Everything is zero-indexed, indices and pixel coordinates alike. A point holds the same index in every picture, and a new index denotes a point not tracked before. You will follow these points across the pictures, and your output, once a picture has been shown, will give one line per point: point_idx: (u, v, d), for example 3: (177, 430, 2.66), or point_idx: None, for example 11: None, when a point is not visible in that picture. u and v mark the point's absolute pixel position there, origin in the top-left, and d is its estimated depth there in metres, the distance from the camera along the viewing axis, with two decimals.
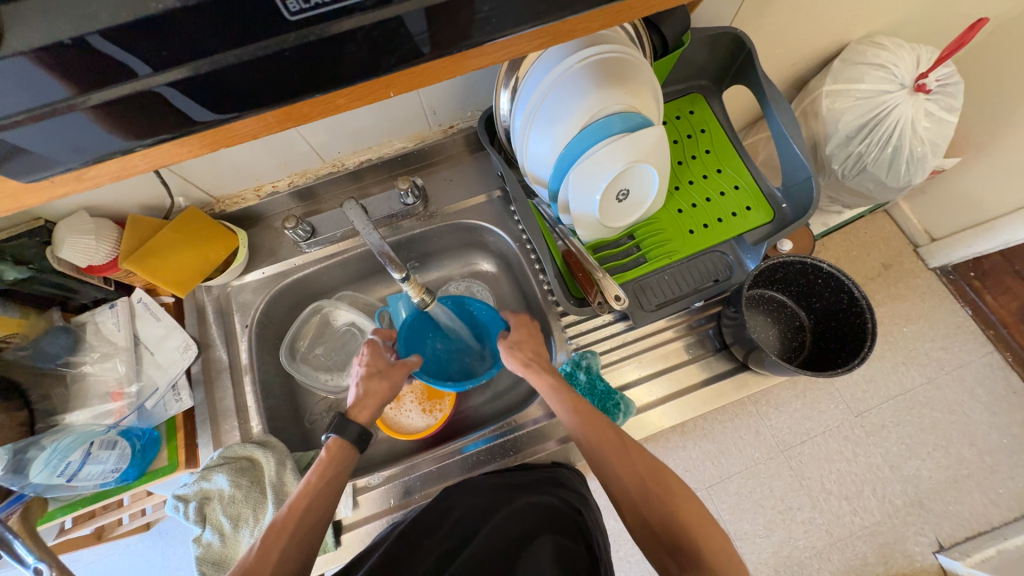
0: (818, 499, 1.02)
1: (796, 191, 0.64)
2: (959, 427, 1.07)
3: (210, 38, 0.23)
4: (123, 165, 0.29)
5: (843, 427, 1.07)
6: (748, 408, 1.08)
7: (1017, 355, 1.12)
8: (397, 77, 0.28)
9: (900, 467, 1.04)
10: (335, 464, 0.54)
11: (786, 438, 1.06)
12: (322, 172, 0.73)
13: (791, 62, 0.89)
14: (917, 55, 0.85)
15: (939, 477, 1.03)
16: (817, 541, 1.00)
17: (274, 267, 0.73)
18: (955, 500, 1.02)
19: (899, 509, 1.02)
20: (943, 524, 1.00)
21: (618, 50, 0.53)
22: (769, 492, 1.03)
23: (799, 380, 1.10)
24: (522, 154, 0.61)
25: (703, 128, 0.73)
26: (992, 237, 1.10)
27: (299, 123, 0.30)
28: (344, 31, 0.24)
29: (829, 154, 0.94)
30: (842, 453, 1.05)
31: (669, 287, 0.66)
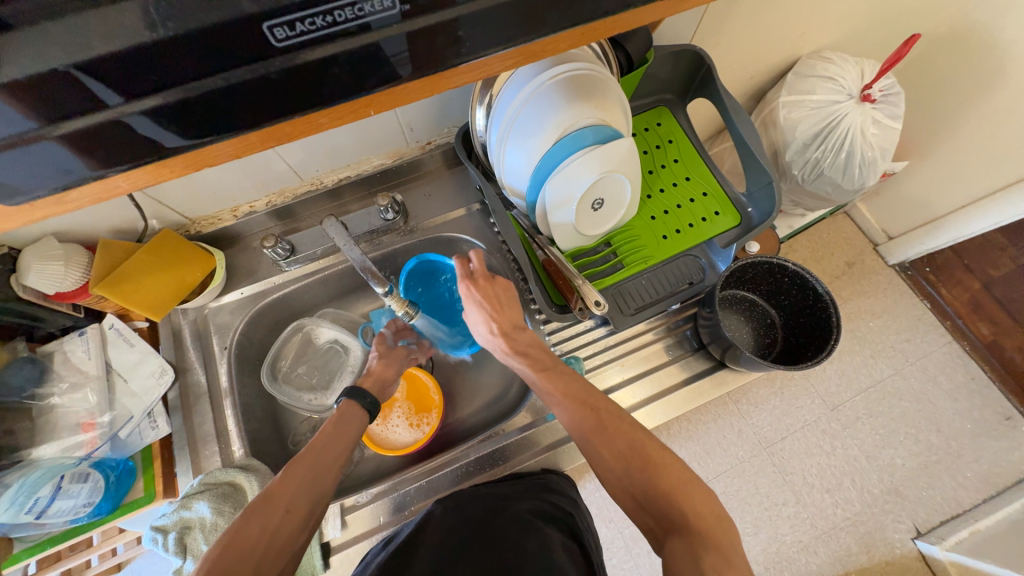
0: (801, 493, 1.05)
1: (759, 195, 0.67)
2: (927, 415, 1.12)
3: (188, 68, 0.24)
4: (104, 187, 0.29)
5: (820, 421, 1.11)
6: (730, 407, 1.11)
7: (973, 343, 1.19)
8: (376, 97, 0.30)
9: (876, 457, 1.08)
10: (348, 418, 0.58)
11: (767, 435, 1.09)
12: (301, 190, 0.73)
13: (749, 76, 0.95)
14: (861, 68, 0.92)
15: (911, 464, 1.08)
16: (803, 535, 1.03)
17: (254, 287, 0.72)
18: (928, 485, 1.07)
19: (877, 498, 1.06)
20: (919, 510, 1.05)
21: (584, 67, 0.55)
22: (754, 489, 1.06)
23: (776, 377, 1.14)
24: (499, 168, 0.63)
25: (671, 139, 0.76)
26: (941, 233, 1.17)
27: (279, 144, 0.31)
28: (321, 57, 0.25)
29: (789, 160, 1.00)
30: (821, 447, 1.09)
31: (646, 291, 0.69)
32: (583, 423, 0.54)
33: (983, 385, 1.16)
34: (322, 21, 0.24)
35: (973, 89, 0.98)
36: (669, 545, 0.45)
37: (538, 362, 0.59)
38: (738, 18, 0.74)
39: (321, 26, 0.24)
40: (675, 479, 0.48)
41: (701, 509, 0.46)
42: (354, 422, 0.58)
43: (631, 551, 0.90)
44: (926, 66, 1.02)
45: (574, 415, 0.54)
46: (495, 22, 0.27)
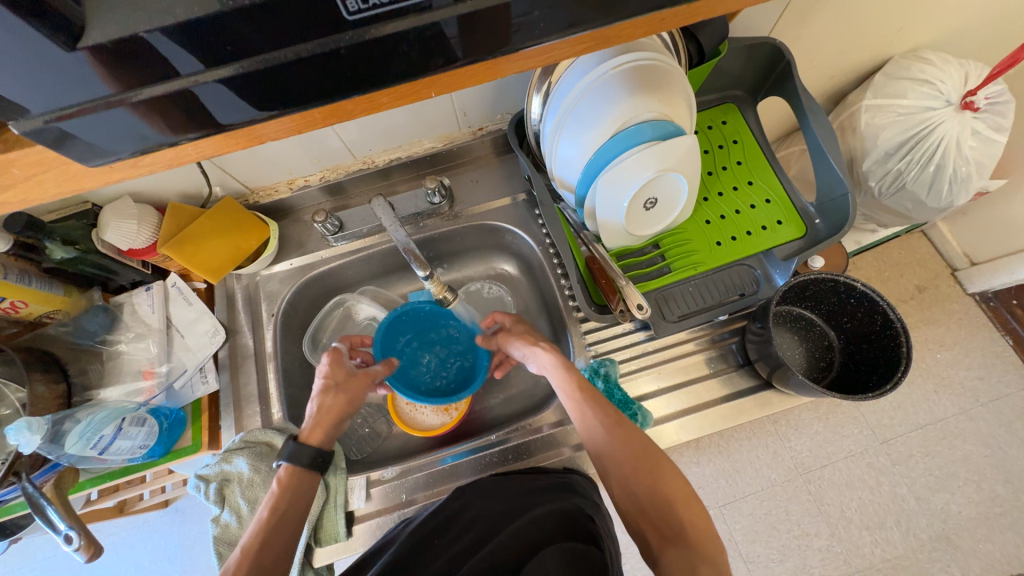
0: (837, 527, 0.99)
1: (830, 207, 0.62)
2: (994, 461, 1.02)
3: (260, 40, 0.24)
4: (177, 154, 0.30)
5: (867, 454, 1.03)
6: (767, 427, 1.05)
7: None
8: (439, 79, 0.29)
9: (928, 500, 1.00)
10: (294, 492, 0.52)
11: (806, 461, 1.03)
12: (353, 169, 0.74)
13: (830, 74, 0.87)
14: (965, 72, 0.82)
15: (969, 513, 0.99)
16: (834, 571, 0.97)
17: (303, 258, 0.74)
18: (985, 538, 0.97)
19: (924, 544, 0.97)
20: (971, 563, 0.96)
21: (650, 57, 0.53)
22: (785, 516, 1.00)
23: (823, 402, 1.06)
24: (550, 159, 0.61)
25: (735, 139, 0.71)
26: None
27: (341, 120, 0.31)
28: (389, 35, 0.25)
29: (867, 170, 0.91)
30: (864, 481, 1.01)
31: (692, 299, 0.65)
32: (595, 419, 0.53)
33: None
34: None
35: None
36: (665, 555, 0.44)
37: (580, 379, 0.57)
38: (829, 9, 0.67)
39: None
40: (677, 489, 0.48)
41: (700, 523, 0.46)
42: (302, 492, 0.52)
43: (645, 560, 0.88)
44: None
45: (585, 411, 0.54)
46: (570, 3, 0.26)
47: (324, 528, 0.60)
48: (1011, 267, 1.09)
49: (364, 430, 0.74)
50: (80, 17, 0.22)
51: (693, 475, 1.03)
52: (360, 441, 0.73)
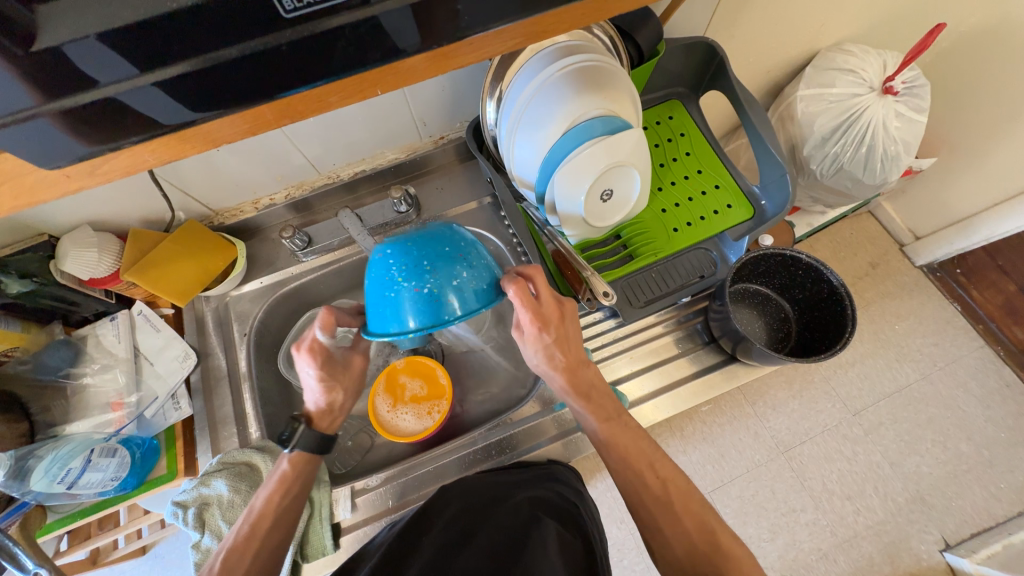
0: (821, 500, 1.07)
1: (773, 188, 0.67)
2: (956, 422, 1.13)
3: (197, 39, 0.26)
4: (131, 161, 0.31)
5: (841, 426, 1.13)
6: (746, 409, 1.15)
7: (1008, 349, 1.19)
8: (382, 75, 0.31)
9: (901, 464, 1.10)
10: (297, 480, 0.56)
11: (786, 439, 1.12)
12: (317, 184, 0.76)
13: (766, 69, 0.93)
14: (883, 61, 0.90)
15: (938, 473, 1.09)
16: (822, 543, 1.05)
17: (275, 276, 0.74)
18: (957, 495, 1.07)
19: (902, 506, 1.07)
20: (947, 521, 1.05)
21: (592, 60, 0.57)
22: (771, 494, 1.08)
23: (796, 380, 1.17)
24: (509, 160, 0.64)
25: (683, 133, 0.76)
26: (972, 234, 1.16)
27: (290, 119, 0.32)
28: (323, 30, 0.27)
29: (807, 155, 0.98)
30: (842, 452, 1.11)
31: (656, 284, 0.68)
32: (641, 487, 0.54)
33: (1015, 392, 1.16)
34: None
35: (1002, 79, 0.94)
36: None
37: (601, 409, 0.58)
38: (754, 9, 0.74)
39: None
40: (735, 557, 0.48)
41: None
42: (302, 479, 0.56)
43: (641, 553, 0.89)
44: (948, 65, 0.99)
45: (622, 469, 0.55)
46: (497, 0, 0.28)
47: (309, 543, 0.59)
48: (950, 239, 1.20)
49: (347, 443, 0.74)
50: (30, 23, 0.23)
51: (681, 462, 1.10)
52: (344, 454, 0.73)
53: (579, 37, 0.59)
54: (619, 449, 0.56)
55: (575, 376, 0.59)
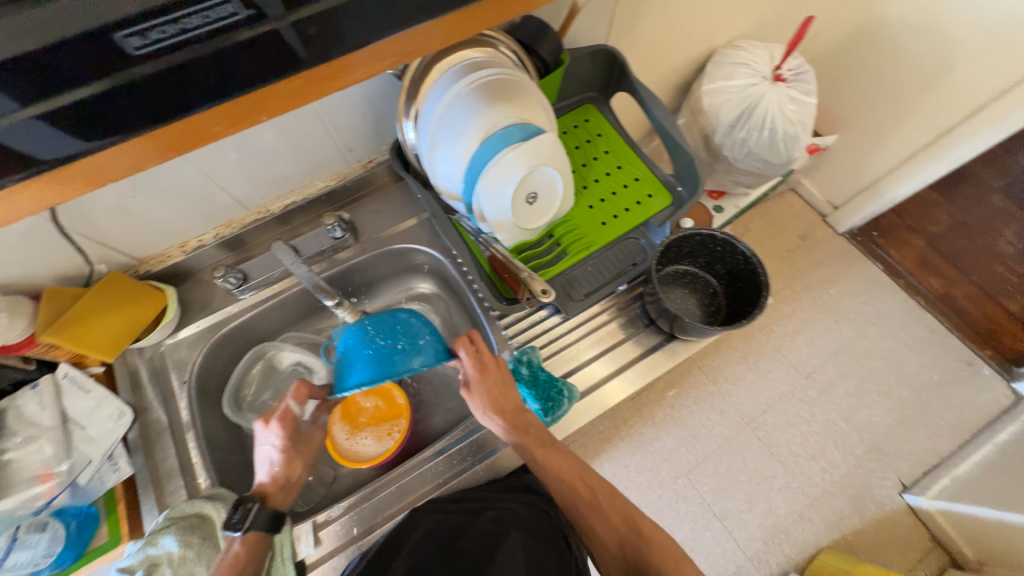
0: (789, 464, 1.36)
1: (686, 173, 0.73)
2: (894, 369, 1.46)
3: (68, 73, 0.28)
4: (13, 207, 0.32)
5: (797, 391, 1.44)
6: (711, 388, 1.41)
7: (927, 298, 1.56)
8: (268, 97, 0.34)
9: (854, 418, 1.41)
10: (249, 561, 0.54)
11: (750, 412, 1.40)
12: (248, 220, 0.75)
13: (671, 68, 1.01)
14: (770, 52, 1.00)
15: (887, 420, 1.41)
16: (796, 505, 1.32)
17: (212, 318, 0.72)
18: (906, 440, 1.39)
19: (860, 458, 1.37)
20: (902, 466, 1.36)
21: (499, 73, 0.61)
22: (744, 465, 1.36)
23: (752, 356, 1.47)
24: (434, 173, 0.65)
25: (599, 133, 0.81)
26: (878, 199, 1.41)
27: (181, 148, 0.34)
28: (196, 55, 0.30)
29: (720, 143, 1.06)
30: (802, 416, 1.41)
31: (593, 277, 0.72)
32: (579, 499, 0.61)
33: (936, 333, 1.51)
34: (178, 27, 0.28)
35: (869, 73, 1.20)
36: None
37: (539, 439, 0.61)
38: (646, 16, 0.81)
39: (180, 31, 0.28)
40: (655, 531, 0.58)
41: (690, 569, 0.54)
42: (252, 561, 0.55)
43: None
44: (832, 61, 1.25)
45: (562, 490, 0.61)
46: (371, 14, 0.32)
47: None
48: (861, 207, 1.47)
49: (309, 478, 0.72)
50: None
51: (657, 447, 1.36)
52: (306, 491, 0.71)
53: (485, 53, 0.63)
54: (561, 474, 0.61)
55: (513, 418, 0.61)
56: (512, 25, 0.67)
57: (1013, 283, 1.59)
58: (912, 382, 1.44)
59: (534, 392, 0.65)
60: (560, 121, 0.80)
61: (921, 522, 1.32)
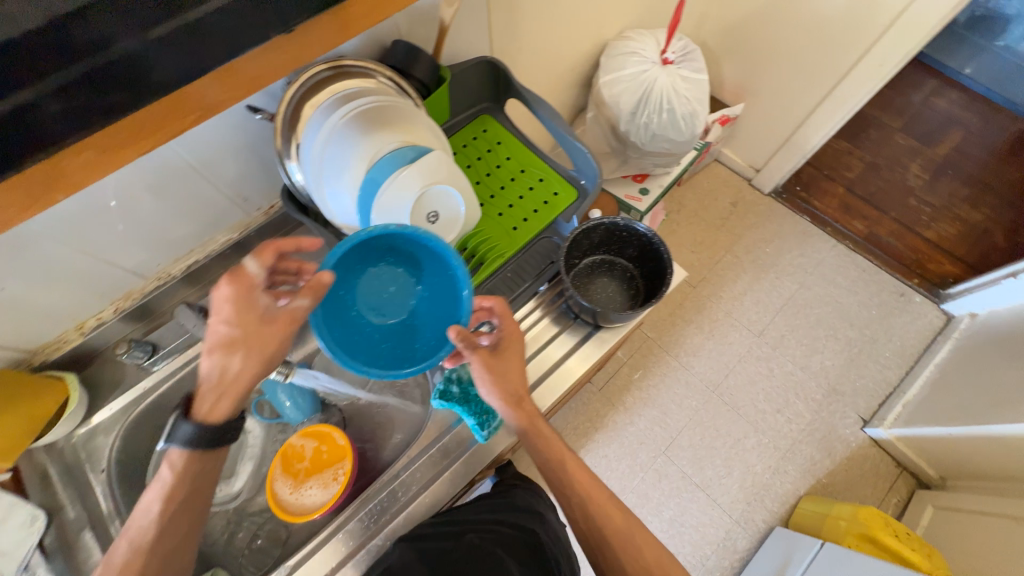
0: (757, 421, 1.42)
1: (585, 167, 0.75)
2: (837, 312, 1.54)
3: None
4: None
5: (753, 349, 1.50)
6: (673, 363, 1.49)
7: (855, 240, 1.64)
8: (34, 175, 0.33)
9: (809, 365, 1.48)
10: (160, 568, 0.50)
11: (712, 378, 1.47)
12: (149, 288, 0.71)
13: (565, 66, 1.05)
14: (655, 37, 1.06)
15: (838, 361, 1.48)
16: (771, 459, 1.38)
17: (128, 396, 0.69)
18: (858, 375, 1.47)
19: (822, 402, 1.44)
20: (860, 403, 1.44)
21: (380, 101, 0.62)
22: (716, 430, 1.41)
23: (707, 325, 1.53)
24: (328, 207, 0.63)
25: (499, 141, 0.82)
26: (794, 155, 1.52)
27: (69, 184, 0.35)
28: (22, 99, 0.30)
29: (625, 131, 1.09)
30: (761, 372, 1.47)
31: (512, 283, 0.72)
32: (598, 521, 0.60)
33: (869, 272, 1.60)
34: None
35: (764, 39, 1.34)
36: None
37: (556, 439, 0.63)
38: (523, 21, 0.83)
39: None
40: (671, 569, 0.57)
41: None
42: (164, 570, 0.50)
43: None
44: (732, 32, 1.40)
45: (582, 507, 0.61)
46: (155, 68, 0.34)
47: None
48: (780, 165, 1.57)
49: (258, 542, 0.69)
50: None
51: (632, 432, 1.41)
52: (257, 555, 0.68)
53: (357, 83, 0.63)
54: (584, 487, 0.62)
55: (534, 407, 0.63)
56: (384, 52, 0.67)
57: (929, 212, 1.70)
58: (855, 322, 1.53)
59: (465, 408, 0.64)
60: (458, 136, 0.81)
61: (885, 452, 1.39)
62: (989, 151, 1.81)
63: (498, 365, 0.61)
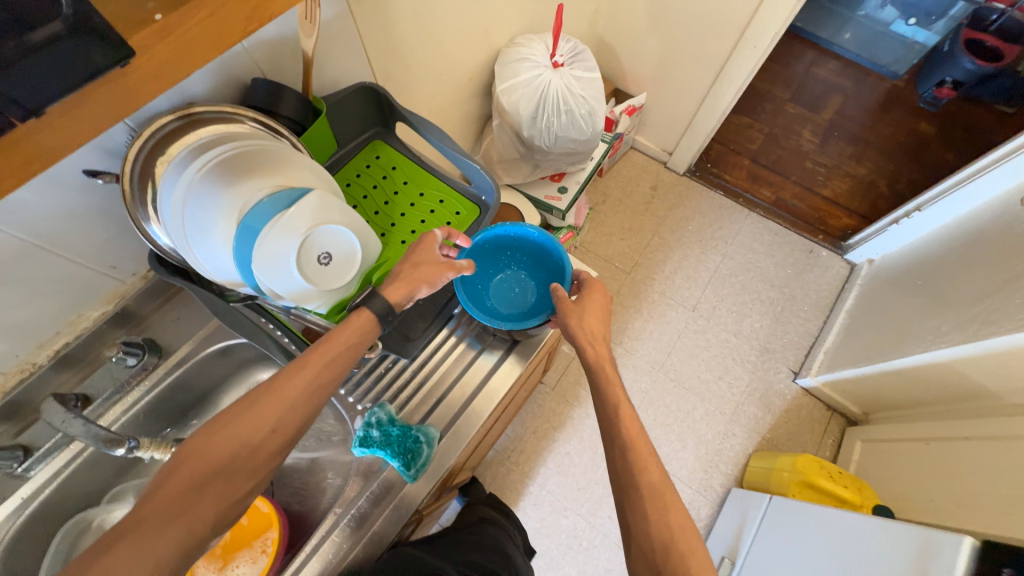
0: (702, 392, 1.49)
1: (481, 183, 0.76)
2: (758, 276, 1.65)
3: None
4: None
5: (690, 324, 1.57)
6: (618, 350, 1.53)
7: (764, 207, 1.76)
8: None
9: (741, 330, 1.57)
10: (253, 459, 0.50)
11: (657, 358, 1.53)
12: (12, 382, 0.62)
13: (460, 79, 1.04)
14: (544, 41, 1.07)
15: (765, 322, 1.59)
16: (719, 425, 1.46)
17: (8, 506, 0.62)
18: (784, 332, 1.58)
19: (757, 363, 1.54)
20: (789, 357, 1.55)
21: (242, 146, 0.57)
22: (667, 407, 1.47)
23: (645, 307, 1.59)
24: (204, 267, 0.58)
25: (394, 166, 0.79)
26: (698, 136, 1.60)
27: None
28: None
29: (530, 136, 1.10)
30: (700, 344, 1.55)
31: (425, 312, 0.70)
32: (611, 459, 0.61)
33: (781, 234, 1.72)
34: None
35: (652, 30, 1.40)
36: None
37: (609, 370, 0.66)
38: (401, 41, 0.81)
39: None
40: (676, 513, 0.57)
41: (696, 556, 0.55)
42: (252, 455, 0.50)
43: None
44: (622, 26, 1.45)
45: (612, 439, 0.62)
46: None
47: None
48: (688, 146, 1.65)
49: None
50: None
51: (589, 424, 1.43)
52: None
53: (214, 129, 0.58)
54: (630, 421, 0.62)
55: (597, 342, 0.67)
56: (244, 90, 0.63)
57: (824, 172, 1.85)
58: (775, 283, 1.64)
59: (389, 452, 0.62)
60: (350, 166, 0.78)
61: (816, 398, 1.51)
62: (867, 110, 2.00)
63: (582, 310, 0.68)
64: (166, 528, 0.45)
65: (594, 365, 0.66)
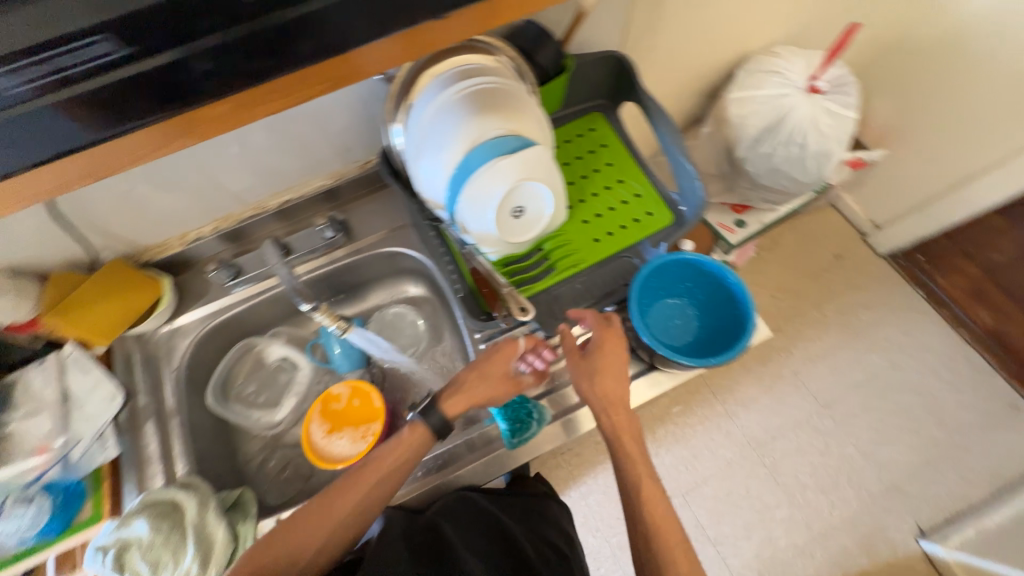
0: (794, 496, 1.29)
1: (688, 194, 0.68)
2: (926, 406, 1.35)
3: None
4: None
5: (814, 420, 1.35)
6: (717, 407, 1.37)
7: (974, 332, 1.41)
8: (166, 126, 0.38)
9: (875, 454, 1.31)
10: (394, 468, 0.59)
11: (756, 434, 1.34)
12: (245, 216, 0.76)
13: (693, 74, 0.96)
14: (807, 58, 0.93)
15: (911, 460, 1.30)
16: (799, 539, 1.25)
17: (200, 313, 0.74)
18: (932, 482, 1.28)
19: (878, 498, 1.28)
20: (923, 512, 1.26)
21: (495, 81, 0.59)
22: (746, 492, 1.30)
23: (768, 378, 1.40)
24: (418, 180, 0.62)
25: (604, 143, 0.76)
26: (929, 221, 1.31)
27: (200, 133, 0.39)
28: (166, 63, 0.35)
29: (744, 157, 0.98)
30: (815, 445, 1.33)
31: (579, 297, 0.69)
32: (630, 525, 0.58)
33: (981, 372, 1.37)
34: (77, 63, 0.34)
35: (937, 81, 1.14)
36: None
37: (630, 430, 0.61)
38: (665, 18, 0.76)
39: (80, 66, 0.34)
40: None
41: None
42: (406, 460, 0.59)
43: None
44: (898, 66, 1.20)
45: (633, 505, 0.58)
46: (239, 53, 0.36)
47: None
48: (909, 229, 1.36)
49: (287, 472, 0.74)
50: None
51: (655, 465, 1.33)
52: (283, 483, 0.73)
53: (476, 58, 0.60)
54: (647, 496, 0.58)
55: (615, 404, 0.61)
56: (512, 30, 0.64)
57: None
58: (945, 423, 1.33)
59: (503, 413, 0.63)
60: (563, 129, 0.77)
61: None
62: None
63: (590, 367, 0.62)
64: (310, 525, 0.55)
65: (612, 439, 0.61)
